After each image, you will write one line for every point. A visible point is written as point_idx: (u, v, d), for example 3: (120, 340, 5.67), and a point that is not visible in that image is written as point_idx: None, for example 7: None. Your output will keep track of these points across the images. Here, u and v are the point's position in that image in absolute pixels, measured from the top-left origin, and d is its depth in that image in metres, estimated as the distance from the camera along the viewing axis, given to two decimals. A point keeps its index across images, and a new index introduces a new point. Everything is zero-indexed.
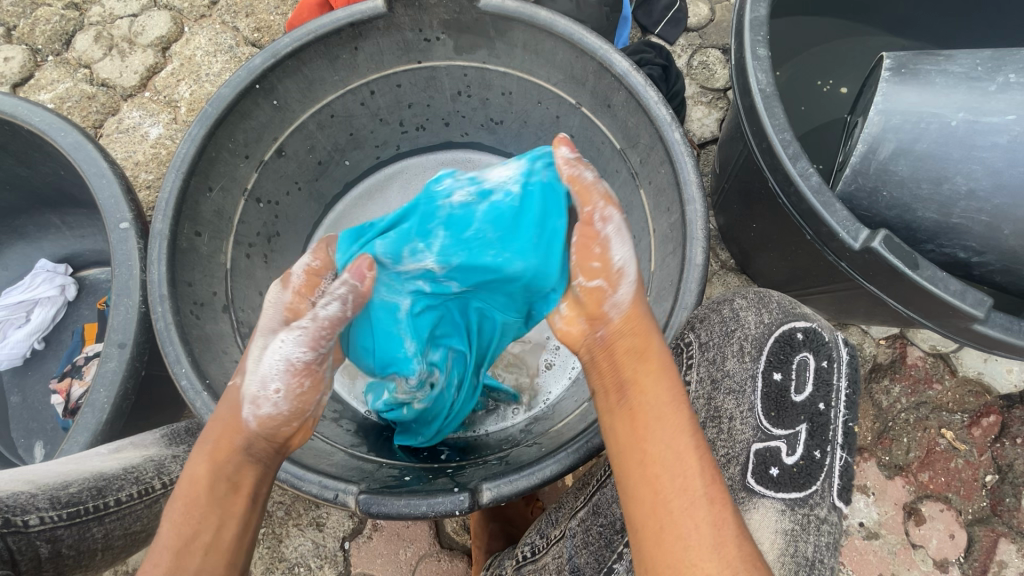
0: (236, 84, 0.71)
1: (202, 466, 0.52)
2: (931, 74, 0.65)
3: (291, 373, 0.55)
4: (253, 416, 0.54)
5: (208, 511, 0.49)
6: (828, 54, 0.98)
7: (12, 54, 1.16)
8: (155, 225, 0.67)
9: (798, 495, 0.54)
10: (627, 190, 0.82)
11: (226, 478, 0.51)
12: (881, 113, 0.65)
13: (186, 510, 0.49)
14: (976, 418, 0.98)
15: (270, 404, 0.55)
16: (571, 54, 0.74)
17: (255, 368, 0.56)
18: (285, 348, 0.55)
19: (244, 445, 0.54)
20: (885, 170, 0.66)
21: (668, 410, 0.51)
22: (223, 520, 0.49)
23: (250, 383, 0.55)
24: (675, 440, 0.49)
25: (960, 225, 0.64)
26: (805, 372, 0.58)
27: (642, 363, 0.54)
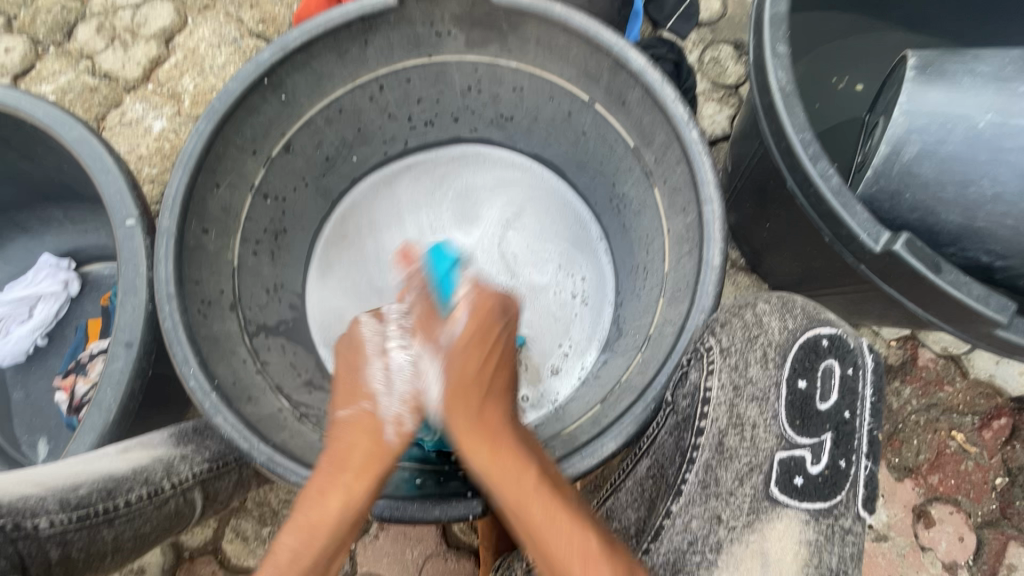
0: (243, 78, 0.70)
1: (335, 496, 0.55)
2: (957, 74, 0.64)
3: (421, 384, 0.61)
4: (398, 436, 0.59)
5: (335, 538, 0.54)
6: (844, 50, 0.96)
7: (12, 45, 1.14)
8: (162, 222, 0.66)
9: (823, 505, 0.56)
10: (640, 189, 0.80)
11: (347, 504, 0.54)
12: (907, 113, 0.64)
13: (315, 537, 0.54)
14: (987, 421, 0.98)
15: (409, 419, 0.60)
16: (586, 50, 0.72)
17: (386, 387, 0.60)
18: (409, 363, 0.61)
19: (386, 466, 0.57)
20: (909, 171, 0.64)
21: (508, 455, 0.56)
22: (343, 546, 0.55)
23: (388, 406, 0.60)
24: (518, 488, 0.54)
25: (985, 229, 0.63)
26: (830, 379, 0.58)
27: (480, 414, 0.58)
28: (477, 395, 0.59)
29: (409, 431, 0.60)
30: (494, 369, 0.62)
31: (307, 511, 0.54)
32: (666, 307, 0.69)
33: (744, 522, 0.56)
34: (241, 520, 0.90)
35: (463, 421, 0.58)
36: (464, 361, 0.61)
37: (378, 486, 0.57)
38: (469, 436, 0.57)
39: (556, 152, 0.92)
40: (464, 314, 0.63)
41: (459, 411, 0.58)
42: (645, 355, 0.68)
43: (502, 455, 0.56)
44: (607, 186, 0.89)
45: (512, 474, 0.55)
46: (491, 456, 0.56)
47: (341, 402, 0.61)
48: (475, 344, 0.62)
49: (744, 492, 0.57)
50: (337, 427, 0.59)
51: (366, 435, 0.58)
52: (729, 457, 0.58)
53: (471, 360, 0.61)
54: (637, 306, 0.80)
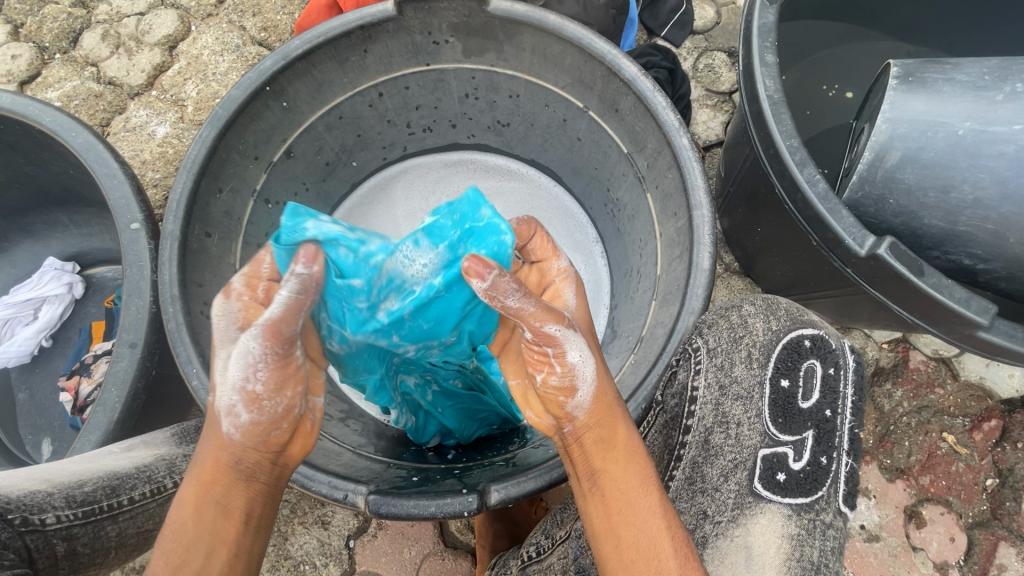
0: (246, 86, 0.72)
1: (194, 495, 0.52)
2: (939, 83, 0.66)
3: (255, 373, 0.50)
4: (235, 429, 0.52)
5: (196, 541, 0.50)
6: (834, 58, 0.98)
7: (20, 52, 1.16)
8: (166, 227, 0.68)
9: (804, 500, 0.56)
10: (633, 194, 0.82)
11: (213, 505, 0.52)
12: (889, 121, 0.66)
13: (181, 542, 0.50)
14: (978, 422, 0.99)
15: (246, 411, 0.51)
16: (580, 58, 0.74)
17: (222, 379, 0.51)
18: (245, 350, 0.49)
19: (236, 460, 0.52)
20: (892, 178, 0.66)
21: (633, 469, 0.54)
22: (212, 553, 0.50)
23: (221, 397, 0.51)
24: (633, 475, 0.53)
25: (967, 233, 0.64)
26: (812, 379, 0.59)
27: (610, 430, 0.55)
28: (613, 419, 0.55)
29: (251, 427, 0.52)
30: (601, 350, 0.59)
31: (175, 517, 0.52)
32: (657, 309, 0.71)
33: (728, 517, 0.56)
34: None
35: (600, 445, 0.54)
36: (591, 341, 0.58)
37: (246, 482, 0.53)
38: (598, 451, 0.54)
39: (552, 157, 0.94)
40: (550, 330, 0.52)
41: (595, 432, 0.54)
42: (636, 356, 0.70)
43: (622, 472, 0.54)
44: (601, 191, 0.90)
45: (626, 452, 0.54)
46: (606, 469, 0.53)
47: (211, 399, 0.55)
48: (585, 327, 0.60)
49: (729, 488, 0.57)
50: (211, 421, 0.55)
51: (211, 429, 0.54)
52: (715, 454, 0.59)
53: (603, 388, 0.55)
54: (630, 309, 0.82)
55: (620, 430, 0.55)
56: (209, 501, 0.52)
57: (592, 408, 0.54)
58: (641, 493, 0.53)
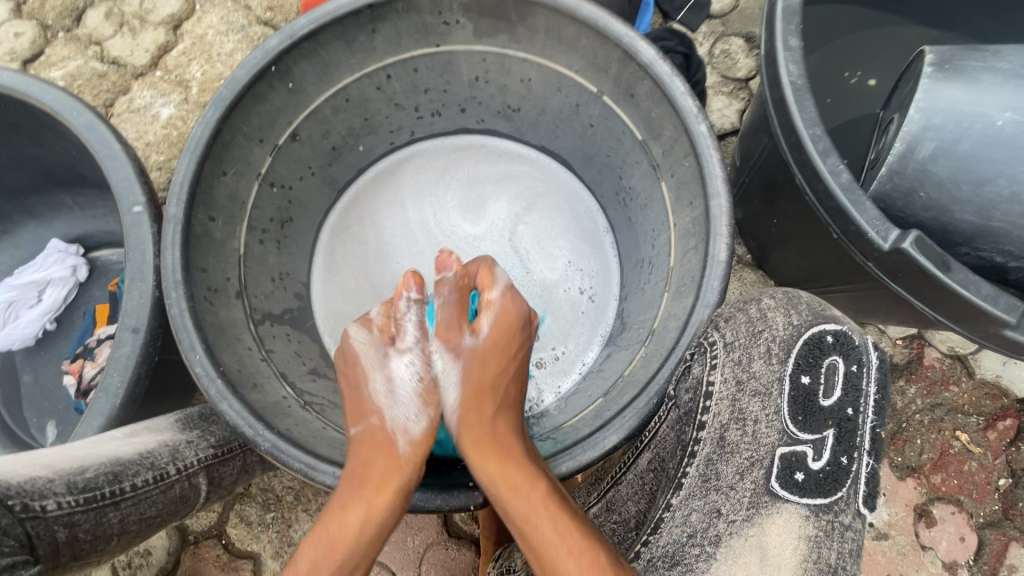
0: (251, 66, 0.70)
1: (348, 475, 0.59)
2: (977, 71, 0.63)
3: (423, 389, 0.65)
4: (409, 445, 0.61)
5: (354, 515, 0.56)
6: (859, 44, 0.95)
7: (23, 30, 1.14)
8: (169, 210, 0.66)
9: (822, 502, 0.55)
10: (647, 182, 0.80)
11: (369, 527, 0.56)
12: (922, 110, 0.64)
13: (342, 514, 0.56)
14: (992, 421, 0.97)
15: (416, 425, 0.63)
16: (595, 41, 0.72)
17: (388, 399, 0.64)
18: (412, 372, 0.66)
19: (399, 484, 0.58)
20: (924, 170, 0.64)
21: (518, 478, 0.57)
22: (365, 522, 0.56)
23: (395, 417, 0.63)
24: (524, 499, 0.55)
25: (1001, 229, 0.63)
26: (834, 377, 0.57)
27: (508, 434, 0.61)
28: (485, 397, 0.64)
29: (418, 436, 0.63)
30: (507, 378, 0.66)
31: (328, 524, 0.56)
32: (670, 302, 0.69)
33: (742, 517, 0.56)
34: (246, 505, 0.92)
35: (468, 420, 0.62)
36: (479, 370, 0.66)
37: (395, 505, 0.57)
38: (476, 447, 0.59)
39: (562, 144, 0.92)
40: (487, 325, 0.68)
41: (472, 414, 0.62)
42: (648, 349, 0.69)
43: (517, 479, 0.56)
44: (613, 179, 0.88)
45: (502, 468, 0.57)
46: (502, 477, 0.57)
47: (350, 423, 0.64)
48: (490, 358, 0.66)
49: (745, 487, 0.56)
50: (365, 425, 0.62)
51: (382, 449, 0.60)
52: (731, 452, 0.58)
53: (491, 360, 0.66)
54: (641, 300, 0.80)
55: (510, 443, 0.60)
56: (361, 475, 0.58)
57: (485, 383, 0.65)
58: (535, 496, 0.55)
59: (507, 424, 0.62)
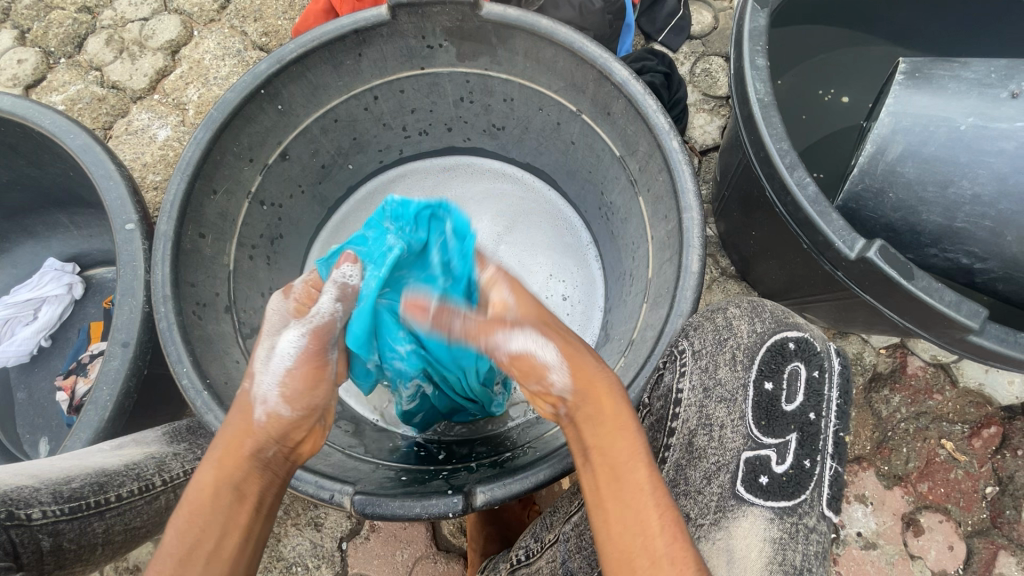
0: (241, 89, 0.72)
1: (211, 473, 0.52)
2: (944, 79, 0.67)
3: (298, 364, 0.58)
4: (268, 415, 0.56)
5: (211, 520, 0.50)
6: (830, 64, 0.98)
7: (26, 56, 1.18)
8: (160, 227, 0.68)
9: (787, 504, 0.55)
10: (626, 197, 0.82)
11: (230, 486, 0.52)
12: (891, 114, 0.68)
13: (196, 510, 0.50)
14: (977, 429, 0.98)
15: (281, 398, 0.57)
16: (572, 63, 0.75)
17: (264, 365, 0.57)
18: (295, 343, 0.58)
19: (256, 450, 0.54)
20: (892, 170, 0.68)
21: (625, 435, 0.52)
22: (225, 532, 0.50)
23: (263, 383, 0.57)
24: (624, 444, 0.51)
25: (965, 230, 0.66)
26: (796, 381, 0.58)
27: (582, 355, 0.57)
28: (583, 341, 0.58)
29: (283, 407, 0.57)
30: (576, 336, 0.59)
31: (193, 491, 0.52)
32: (648, 312, 0.71)
33: (710, 520, 0.56)
34: None
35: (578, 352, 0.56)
36: (549, 297, 0.61)
37: (251, 465, 0.54)
38: (587, 380, 0.55)
39: (546, 161, 0.95)
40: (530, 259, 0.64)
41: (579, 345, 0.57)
42: (627, 358, 0.70)
43: (620, 432, 0.52)
44: (595, 195, 0.91)
45: (615, 420, 0.53)
46: (602, 441, 0.51)
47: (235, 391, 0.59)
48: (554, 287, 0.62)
49: (712, 491, 0.57)
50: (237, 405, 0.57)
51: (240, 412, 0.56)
52: (699, 456, 0.59)
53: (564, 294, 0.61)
54: (623, 312, 0.82)
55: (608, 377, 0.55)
56: (228, 484, 0.52)
57: (549, 314, 0.59)
58: (632, 447, 0.51)
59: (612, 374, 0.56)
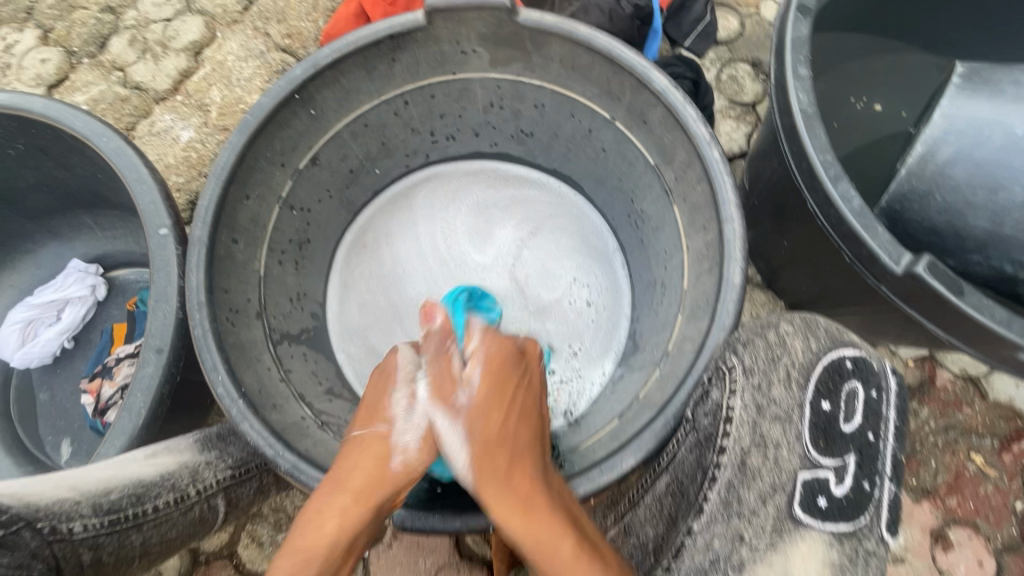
0: (276, 93, 0.72)
1: (333, 521, 0.54)
2: (1005, 84, 0.69)
3: (435, 420, 0.62)
4: (404, 464, 0.60)
5: (323, 565, 0.52)
6: (865, 71, 0.97)
7: (49, 56, 1.18)
8: (194, 233, 0.68)
9: (846, 527, 0.54)
10: (659, 206, 0.81)
11: (343, 530, 0.54)
12: (947, 116, 0.71)
13: (307, 550, 0.53)
14: (1007, 443, 0.97)
15: (417, 449, 0.61)
16: (609, 70, 0.74)
17: (405, 412, 0.62)
18: (428, 394, 0.63)
19: (381, 503, 0.57)
20: (941, 173, 0.69)
21: (547, 518, 0.54)
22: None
23: (401, 434, 0.61)
24: (540, 525, 0.54)
25: (1012, 239, 0.64)
26: (854, 402, 0.57)
27: (503, 443, 0.60)
28: (500, 432, 0.61)
29: (416, 460, 0.61)
30: (506, 415, 0.62)
31: (306, 530, 0.54)
32: (685, 324, 0.70)
33: (766, 543, 0.54)
34: (258, 526, 0.92)
35: (484, 448, 0.59)
36: (490, 394, 0.63)
37: (373, 517, 0.57)
38: (490, 470, 0.57)
39: (574, 167, 0.94)
40: (478, 363, 0.65)
41: (486, 438, 0.60)
42: (662, 372, 0.69)
43: (529, 517, 0.54)
44: (625, 202, 0.90)
45: (533, 504, 0.55)
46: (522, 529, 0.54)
47: (358, 426, 0.63)
48: (497, 383, 0.64)
49: (767, 513, 0.55)
50: (365, 445, 0.60)
51: (375, 458, 0.59)
52: (752, 476, 0.57)
53: (499, 390, 0.64)
54: (654, 322, 0.81)
55: (517, 465, 0.58)
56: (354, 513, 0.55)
57: (479, 416, 0.61)
58: (553, 523, 0.54)
59: (524, 460, 0.59)
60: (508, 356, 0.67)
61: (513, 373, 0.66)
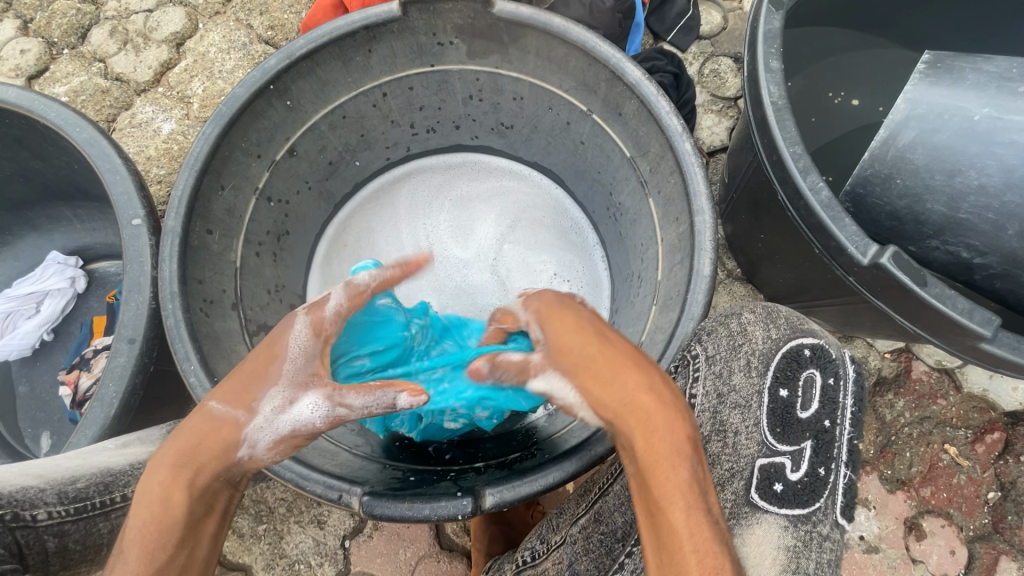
0: (250, 83, 0.72)
1: (177, 491, 0.51)
2: (965, 71, 0.67)
3: (305, 427, 0.56)
4: (250, 457, 0.55)
5: (179, 534, 0.50)
6: (841, 66, 0.98)
7: (28, 47, 1.17)
8: (167, 223, 0.68)
9: (801, 512, 0.55)
10: (635, 198, 0.82)
11: (196, 502, 0.51)
12: (909, 101, 0.68)
13: (155, 521, 0.49)
14: (980, 434, 0.98)
15: (268, 451, 0.55)
16: (584, 62, 0.74)
17: (264, 420, 0.55)
18: (312, 414, 0.55)
19: (229, 473, 0.54)
20: (902, 158, 0.68)
21: (674, 472, 0.48)
22: (194, 544, 0.51)
23: (258, 429, 0.55)
24: (666, 475, 0.48)
25: (967, 221, 0.66)
26: (812, 389, 0.58)
27: (635, 382, 0.53)
28: (630, 372, 0.53)
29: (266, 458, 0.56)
30: (632, 353, 0.55)
31: (152, 501, 0.50)
32: (657, 315, 0.71)
33: (723, 527, 0.56)
34: (238, 517, 0.92)
35: (611, 388, 0.53)
36: (583, 348, 0.56)
37: (221, 488, 0.54)
38: (629, 413, 0.52)
39: (554, 161, 0.94)
40: (540, 327, 0.61)
41: (618, 376, 0.53)
42: None
43: (660, 468, 0.48)
44: (603, 195, 0.90)
45: (658, 458, 0.49)
46: (641, 477, 0.49)
47: (216, 396, 0.56)
48: (584, 334, 0.57)
49: (726, 497, 0.57)
50: (199, 418, 0.54)
51: (219, 437, 0.54)
52: (712, 462, 0.59)
53: (593, 341, 0.57)
54: (631, 314, 0.81)
55: (655, 404, 0.51)
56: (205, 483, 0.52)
57: (581, 372, 0.56)
58: (676, 476, 0.48)
59: (666, 404, 0.51)
60: (591, 319, 0.59)
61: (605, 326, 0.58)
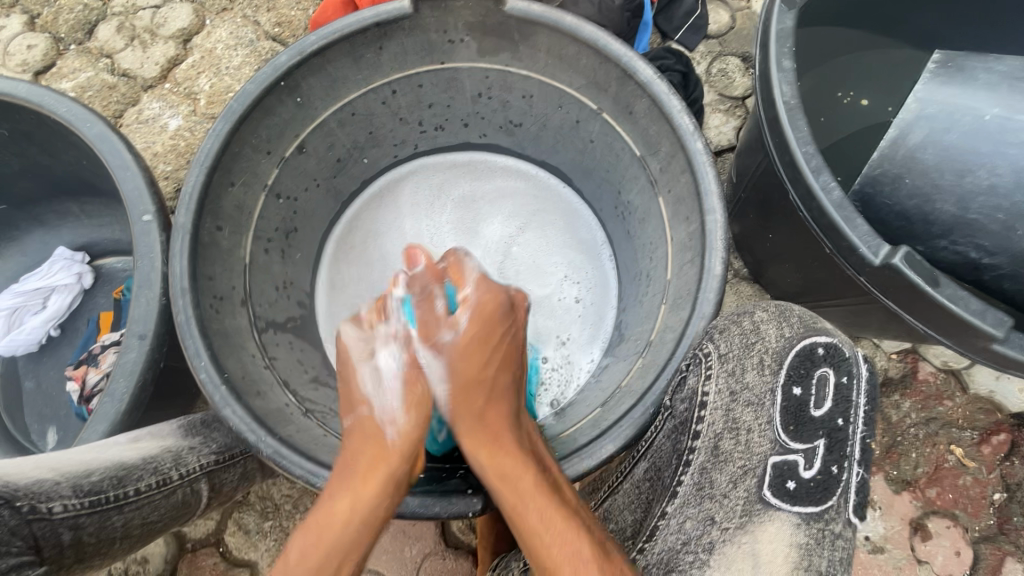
0: (260, 80, 0.72)
1: (341, 500, 0.58)
2: (977, 72, 0.69)
3: (407, 378, 0.67)
4: (397, 435, 0.64)
5: (338, 540, 0.57)
6: (851, 65, 0.97)
7: (35, 42, 1.17)
8: (178, 219, 0.68)
9: (813, 509, 0.56)
10: (645, 197, 0.82)
11: (359, 512, 0.58)
12: (920, 100, 0.70)
13: (319, 528, 0.57)
14: (986, 435, 0.98)
15: (404, 416, 0.65)
16: (595, 60, 0.74)
17: (376, 392, 0.66)
18: (397, 363, 0.68)
19: (393, 475, 0.61)
20: (912, 157, 0.69)
21: (535, 504, 0.57)
22: (347, 554, 0.57)
23: (383, 409, 0.65)
24: (525, 505, 0.57)
25: (976, 222, 0.66)
26: (825, 387, 0.58)
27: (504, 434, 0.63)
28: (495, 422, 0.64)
29: (408, 428, 0.65)
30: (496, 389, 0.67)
31: (318, 512, 0.58)
32: (667, 314, 0.71)
33: (736, 524, 0.57)
34: (244, 513, 0.93)
35: (473, 439, 0.63)
36: (469, 359, 0.67)
37: (385, 498, 0.59)
38: (484, 456, 0.62)
39: (562, 159, 0.94)
40: (465, 320, 0.69)
41: (482, 428, 0.64)
42: (643, 362, 0.70)
43: (523, 501, 0.58)
44: (612, 194, 0.90)
45: (523, 491, 0.58)
46: (512, 512, 0.58)
47: (347, 414, 0.67)
48: (477, 344, 0.68)
49: (738, 495, 0.58)
50: (354, 432, 0.65)
51: (368, 440, 0.63)
52: (725, 460, 0.60)
53: (469, 355, 0.68)
54: (639, 313, 0.81)
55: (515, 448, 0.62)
56: (366, 493, 0.59)
57: (468, 383, 0.66)
58: (541, 505, 0.57)
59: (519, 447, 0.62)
60: (487, 313, 0.70)
61: (497, 335, 0.69)
